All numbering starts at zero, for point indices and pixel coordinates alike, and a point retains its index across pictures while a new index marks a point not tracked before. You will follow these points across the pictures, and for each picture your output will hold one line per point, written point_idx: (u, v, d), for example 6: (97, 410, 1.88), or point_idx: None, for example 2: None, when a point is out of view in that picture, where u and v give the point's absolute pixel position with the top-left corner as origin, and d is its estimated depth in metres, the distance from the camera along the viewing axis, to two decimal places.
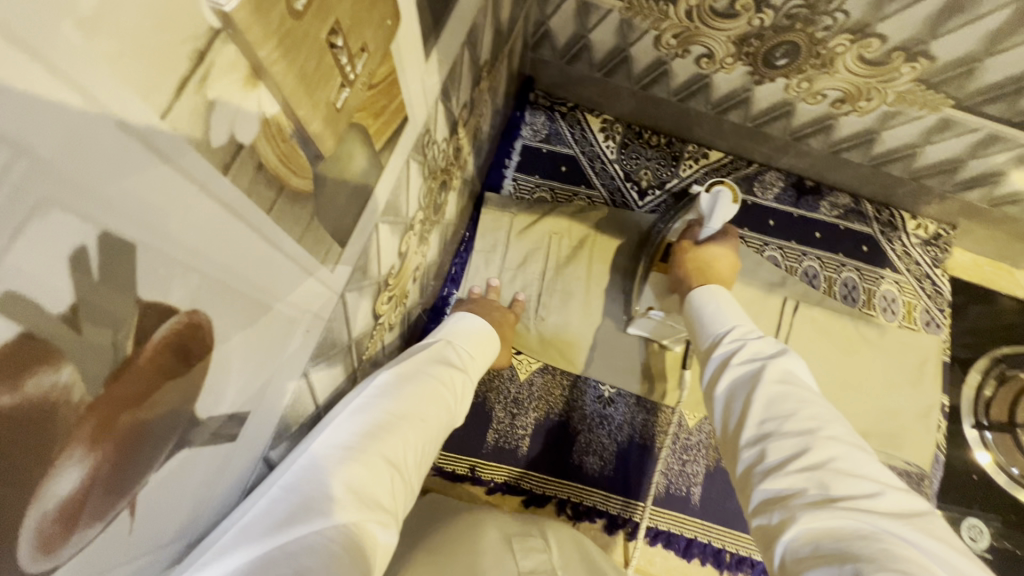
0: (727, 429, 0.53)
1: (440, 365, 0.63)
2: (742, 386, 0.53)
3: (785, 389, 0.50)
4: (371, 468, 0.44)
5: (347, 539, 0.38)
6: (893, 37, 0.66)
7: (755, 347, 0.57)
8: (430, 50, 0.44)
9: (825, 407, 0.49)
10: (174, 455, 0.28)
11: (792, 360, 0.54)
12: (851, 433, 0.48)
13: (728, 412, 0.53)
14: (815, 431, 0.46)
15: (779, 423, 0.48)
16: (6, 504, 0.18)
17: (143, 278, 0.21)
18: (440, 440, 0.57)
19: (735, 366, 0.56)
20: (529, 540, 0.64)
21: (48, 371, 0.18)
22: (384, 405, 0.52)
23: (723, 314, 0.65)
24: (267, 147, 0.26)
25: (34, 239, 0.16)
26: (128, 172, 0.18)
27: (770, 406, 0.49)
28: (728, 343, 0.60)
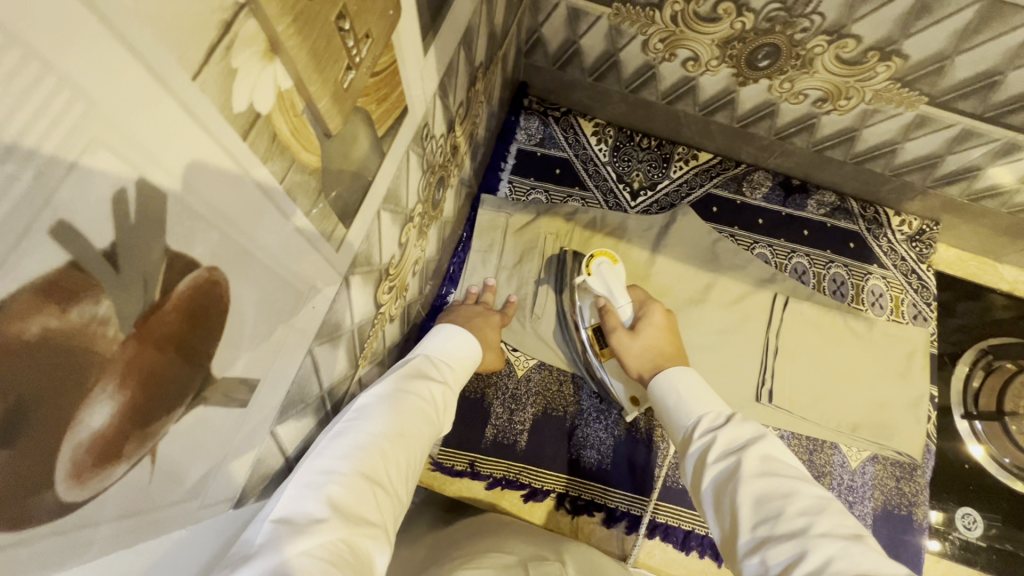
0: (726, 534, 0.53)
1: (423, 379, 0.64)
2: (726, 485, 0.54)
3: (767, 483, 0.51)
4: (354, 488, 0.47)
5: (338, 557, 0.41)
6: (868, 37, 0.70)
7: (728, 437, 0.58)
8: (428, 45, 0.47)
9: (812, 493, 0.50)
10: (190, 410, 0.30)
11: (768, 445, 0.55)
12: (843, 519, 0.48)
13: (723, 514, 0.54)
14: (806, 529, 0.47)
15: (772, 526, 0.49)
16: (48, 429, 0.20)
17: (172, 228, 0.23)
18: (427, 452, 0.59)
19: (713, 462, 0.57)
20: (546, 565, 0.63)
21: (89, 302, 0.20)
22: (365, 425, 0.53)
23: (685, 402, 0.66)
24: (281, 120, 0.28)
25: (82, 176, 0.18)
26: (163, 128, 0.21)
27: (758, 507, 0.51)
28: (701, 436, 0.61)
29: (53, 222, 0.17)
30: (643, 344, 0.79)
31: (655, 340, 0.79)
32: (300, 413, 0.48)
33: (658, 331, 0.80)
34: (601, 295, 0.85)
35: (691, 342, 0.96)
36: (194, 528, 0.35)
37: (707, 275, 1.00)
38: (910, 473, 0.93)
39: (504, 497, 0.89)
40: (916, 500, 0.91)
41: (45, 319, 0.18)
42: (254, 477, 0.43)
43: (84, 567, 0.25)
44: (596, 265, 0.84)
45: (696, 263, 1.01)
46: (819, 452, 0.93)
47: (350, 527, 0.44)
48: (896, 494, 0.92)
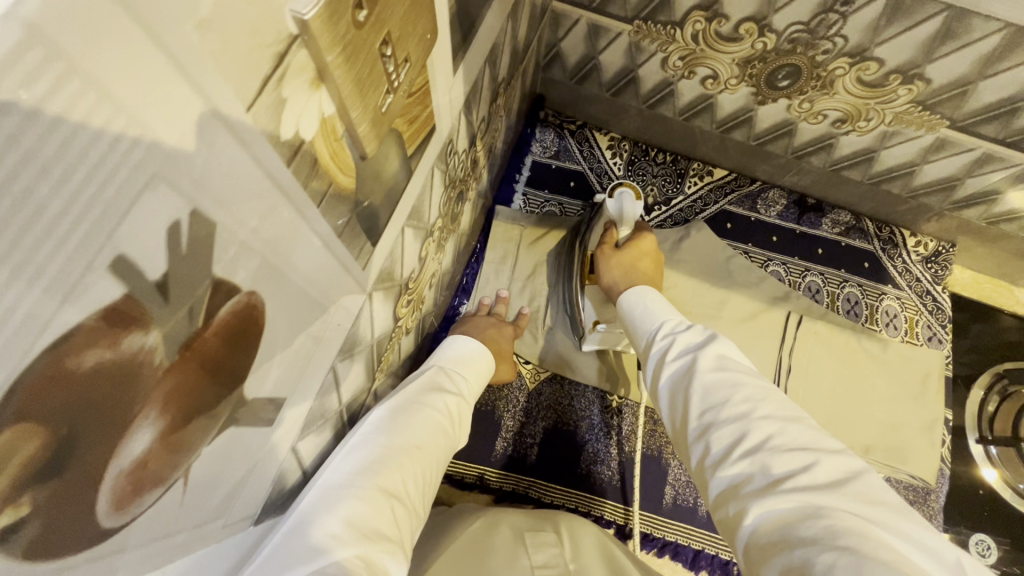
0: (676, 426, 0.52)
1: (438, 392, 0.64)
2: (680, 382, 0.52)
3: (717, 375, 0.49)
4: (372, 501, 0.46)
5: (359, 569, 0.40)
6: (890, 61, 0.70)
7: (684, 339, 0.56)
8: (458, 64, 0.47)
9: (759, 383, 0.49)
10: (223, 431, 0.30)
11: (722, 344, 0.52)
12: (786, 405, 0.47)
13: (673, 405, 0.52)
14: (749, 414, 0.46)
15: (716, 412, 0.47)
16: (93, 454, 0.20)
17: (218, 256, 0.23)
18: (443, 465, 0.58)
19: (669, 362, 0.55)
20: (540, 535, 0.66)
21: (139, 333, 0.20)
22: (380, 439, 0.53)
23: (652, 311, 0.65)
24: (323, 145, 0.28)
25: (142, 211, 0.18)
26: (217, 160, 0.21)
27: (706, 396, 0.49)
28: (660, 339, 0.59)
29: (113, 257, 0.17)
30: (629, 262, 0.76)
31: (639, 262, 0.76)
32: (320, 428, 0.48)
33: (648, 257, 0.77)
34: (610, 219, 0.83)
35: None
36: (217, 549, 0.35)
37: (720, 292, 1.00)
38: (925, 497, 0.91)
39: None
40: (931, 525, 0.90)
41: (98, 352, 0.18)
42: (274, 493, 0.43)
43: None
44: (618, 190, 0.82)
45: (710, 279, 1.00)
46: None
47: (369, 540, 0.43)
48: None
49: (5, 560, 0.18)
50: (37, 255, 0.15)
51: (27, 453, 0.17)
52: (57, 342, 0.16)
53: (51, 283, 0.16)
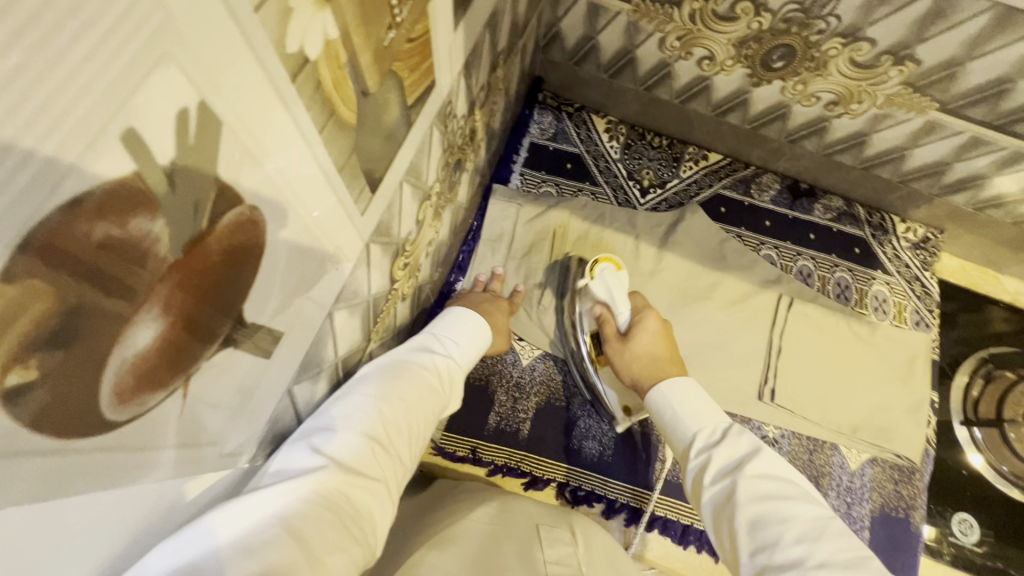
0: (727, 554, 0.55)
1: (431, 351, 0.65)
2: (724, 511, 0.55)
3: (763, 511, 0.52)
4: (354, 445, 0.48)
5: (334, 504, 0.43)
6: (882, 41, 0.71)
7: (723, 456, 0.58)
8: (458, 20, 0.48)
9: (808, 516, 0.51)
10: (223, 349, 0.30)
11: (763, 467, 0.56)
12: (840, 542, 0.49)
13: (722, 531, 0.55)
14: (804, 561, 0.48)
15: (769, 554, 0.50)
16: (99, 337, 0.21)
17: (222, 158, 0.24)
18: (432, 421, 0.59)
19: (710, 486, 0.57)
20: (555, 531, 0.67)
21: (146, 217, 0.21)
22: (371, 388, 0.53)
23: (683, 412, 0.66)
24: (326, 70, 0.29)
25: (153, 88, 0.19)
26: (226, 56, 0.21)
27: (754, 536, 0.51)
28: (697, 452, 0.61)
29: (124, 128, 0.18)
30: (642, 352, 0.79)
31: (652, 346, 0.79)
32: (314, 378, 0.48)
33: (655, 340, 0.80)
34: (602, 302, 0.86)
35: (694, 339, 0.97)
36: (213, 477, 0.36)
37: (714, 274, 1.01)
38: (909, 477, 0.92)
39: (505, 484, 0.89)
40: (913, 504, 0.91)
41: (106, 226, 0.19)
42: (269, 436, 0.43)
43: (112, 493, 0.26)
44: (599, 270, 0.85)
45: (703, 261, 1.02)
46: (819, 453, 0.93)
47: (347, 479, 0.45)
48: (892, 497, 0.91)
49: (13, 424, 0.18)
50: (56, 105, 0.16)
51: (36, 314, 0.18)
52: (70, 202, 0.17)
53: (67, 139, 0.16)
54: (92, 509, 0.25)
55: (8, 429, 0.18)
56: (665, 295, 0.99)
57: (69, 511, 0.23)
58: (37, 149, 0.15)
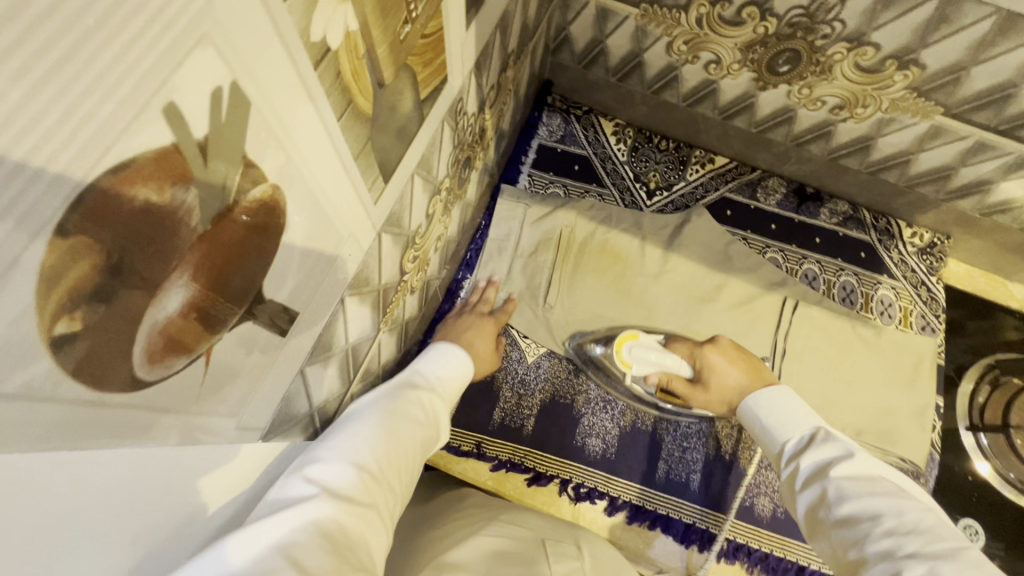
0: (827, 559, 0.54)
1: (415, 388, 0.65)
2: (816, 513, 0.55)
3: (851, 508, 0.52)
4: (345, 474, 0.46)
5: (334, 532, 0.41)
6: (886, 46, 0.72)
7: (813, 458, 0.59)
8: (470, 20, 0.50)
9: (906, 513, 0.49)
10: (242, 322, 0.32)
11: (856, 467, 0.55)
12: (943, 539, 0.46)
13: (822, 539, 0.55)
14: (895, 551, 0.46)
15: (861, 547, 0.49)
16: (136, 297, 0.22)
17: (250, 138, 0.25)
18: (421, 455, 0.58)
19: (802, 489, 0.58)
20: (561, 546, 0.68)
21: (181, 187, 0.22)
22: (355, 427, 0.53)
23: (774, 426, 0.67)
24: (346, 59, 0.31)
25: (192, 66, 0.20)
26: (257, 42, 0.23)
27: (845, 531, 0.51)
28: (789, 461, 0.62)
29: (165, 102, 0.20)
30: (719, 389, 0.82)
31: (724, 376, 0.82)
32: (325, 362, 0.50)
33: (724, 369, 0.83)
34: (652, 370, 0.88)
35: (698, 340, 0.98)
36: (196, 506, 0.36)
37: (719, 277, 1.02)
38: (914, 479, 0.92)
39: (508, 480, 0.90)
40: None
41: (146, 192, 0.21)
42: (281, 414, 0.45)
43: (130, 452, 0.27)
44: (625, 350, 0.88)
45: (708, 263, 1.03)
46: None
47: (346, 507, 0.44)
48: None
49: (56, 369, 0.20)
50: (109, 76, 0.17)
51: (83, 269, 0.19)
52: (116, 167, 0.19)
53: (116, 108, 0.18)
54: (111, 464, 0.26)
55: (52, 374, 0.20)
56: (670, 296, 1.00)
57: (87, 464, 0.25)
58: (92, 115, 0.17)
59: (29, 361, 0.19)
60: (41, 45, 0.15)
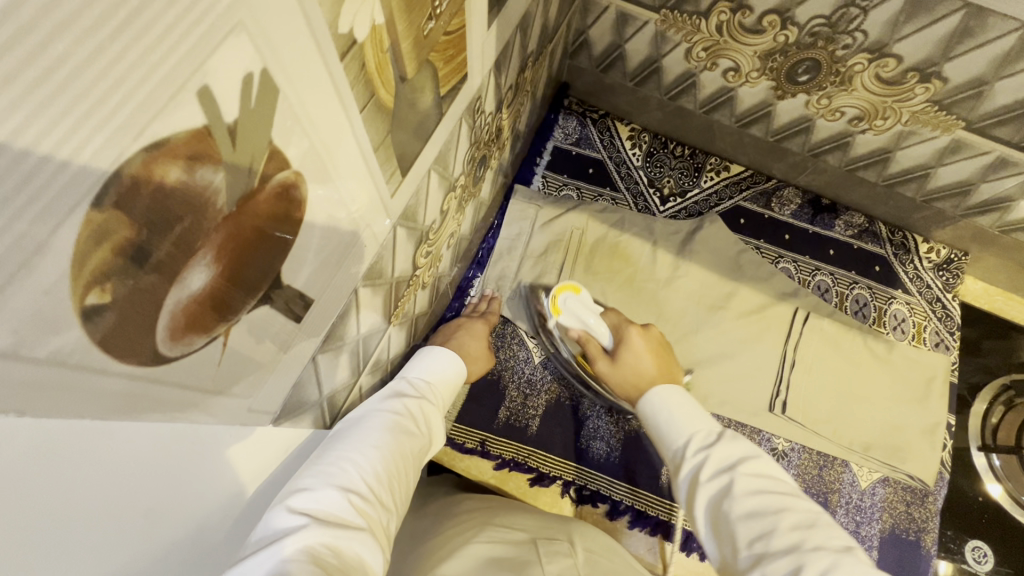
0: (721, 554, 0.54)
1: (397, 398, 0.64)
2: (720, 506, 0.55)
3: (757, 502, 0.53)
4: (325, 501, 0.46)
5: (324, 559, 0.42)
6: (908, 58, 0.72)
7: (719, 454, 0.59)
8: (492, 19, 0.50)
9: (802, 508, 0.52)
10: (259, 305, 0.33)
11: (757, 463, 0.57)
12: (833, 533, 0.50)
13: (719, 532, 0.55)
14: (802, 546, 0.48)
15: (766, 541, 0.50)
16: (162, 273, 0.23)
17: (276, 126, 0.26)
18: (411, 465, 0.58)
19: (705, 483, 0.57)
20: (554, 545, 0.69)
21: (210, 168, 0.23)
22: (332, 449, 0.53)
23: (675, 419, 0.66)
24: (371, 52, 0.31)
25: (227, 52, 0.21)
26: (288, 31, 0.24)
27: (750, 526, 0.52)
28: (692, 456, 0.61)
29: (201, 85, 0.21)
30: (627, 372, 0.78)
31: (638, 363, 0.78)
32: (337, 349, 0.50)
33: (643, 355, 0.78)
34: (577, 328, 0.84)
35: (705, 346, 0.98)
36: (201, 516, 0.36)
37: (730, 285, 1.01)
38: (922, 499, 0.91)
39: (511, 480, 0.90)
40: (925, 527, 0.90)
41: (178, 172, 0.21)
42: (292, 401, 0.46)
43: (146, 426, 0.28)
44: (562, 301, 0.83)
45: (720, 270, 1.02)
46: (830, 468, 0.92)
47: (333, 531, 0.44)
48: (907, 520, 0.90)
49: (85, 339, 0.21)
50: (150, 57, 0.18)
51: (116, 242, 0.20)
52: (152, 145, 0.20)
53: (155, 90, 0.19)
54: (126, 433, 0.27)
55: (81, 344, 0.21)
56: (680, 303, 1.00)
57: (105, 433, 0.25)
58: (132, 93, 0.18)
59: (61, 329, 0.20)
60: (89, 24, 0.16)
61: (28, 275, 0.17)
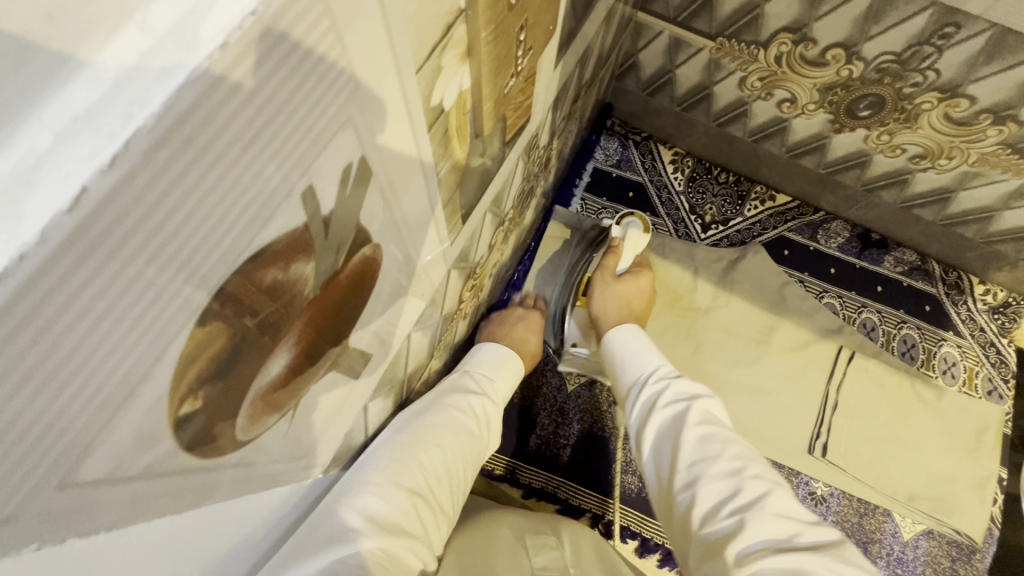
0: (662, 478, 0.56)
1: (463, 392, 0.64)
2: (671, 430, 0.57)
3: (707, 430, 0.54)
4: (390, 500, 0.49)
5: (375, 563, 0.44)
6: (983, 99, 0.68)
7: (679, 386, 0.60)
8: (559, 59, 0.49)
9: (744, 442, 0.54)
10: (326, 373, 0.32)
11: (711, 403, 0.58)
12: (769, 468, 0.52)
13: (663, 455, 0.56)
14: (742, 472, 0.50)
15: (706, 465, 0.51)
16: (245, 371, 0.22)
17: (365, 205, 0.25)
18: (468, 467, 0.59)
19: (659, 409, 0.59)
20: (541, 537, 0.68)
21: (303, 262, 0.22)
22: (399, 439, 0.53)
23: (644, 353, 0.68)
24: (454, 119, 0.30)
25: (331, 149, 0.20)
26: (388, 114, 0.23)
27: (697, 448, 0.53)
28: (654, 383, 0.62)
29: (305, 188, 0.20)
30: (620, 296, 0.83)
31: (632, 298, 0.84)
32: (385, 392, 0.50)
33: (639, 293, 0.85)
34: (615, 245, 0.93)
35: (742, 381, 0.95)
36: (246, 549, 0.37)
37: (771, 318, 0.99)
38: (968, 556, 0.87)
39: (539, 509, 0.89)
40: None
41: (275, 272, 0.20)
42: (342, 448, 0.45)
43: (221, 509, 0.28)
44: (626, 219, 0.94)
45: (761, 303, 0.99)
46: (870, 516, 0.89)
47: (391, 534, 0.47)
48: None
49: (174, 446, 0.20)
50: (263, 173, 0.17)
51: (213, 351, 0.19)
52: (252, 257, 0.19)
53: (263, 204, 0.18)
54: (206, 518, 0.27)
55: (171, 453, 0.20)
56: (718, 335, 0.98)
57: (188, 524, 0.25)
58: (245, 212, 0.17)
59: (153, 444, 0.19)
60: (214, 156, 0.15)
61: (131, 405, 0.17)
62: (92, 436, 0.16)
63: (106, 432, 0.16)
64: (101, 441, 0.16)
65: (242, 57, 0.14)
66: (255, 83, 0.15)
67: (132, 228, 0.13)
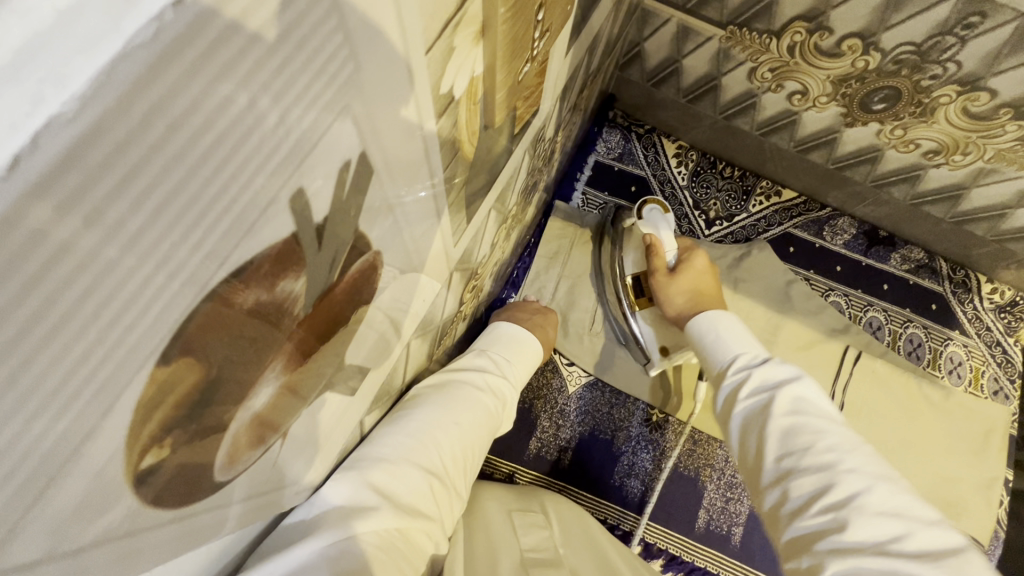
0: (746, 465, 0.53)
1: (478, 372, 0.62)
2: (756, 420, 0.52)
3: (796, 421, 0.49)
4: (409, 478, 0.46)
5: (393, 543, 0.42)
6: (1005, 93, 0.66)
7: (763, 373, 0.54)
8: (570, 46, 0.45)
9: (841, 432, 0.48)
10: (319, 395, 0.28)
11: (803, 386, 0.52)
12: (871, 459, 0.46)
13: (748, 447, 0.52)
14: (835, 465, 0.45)
15: (796, 459, 0.47)
16: (223, 406, 0.19)
17: (364, 209, 0.22)
18: (485, 448, 0.57)
19: (743, 397, 0.54)
20: (529, 514, 0.64)
21: (291, 279, 0.19)
22: (418, 413, 0.50)
23: (726, 337, 0.62)
24: (464, 111, 0.27)
25: (325, 146, 0.16)
26: (392, 103, 0.19)
27: (786, 440, 0.49)
28: (734, 372, 0.57)
29: (293, 192, 0.16)
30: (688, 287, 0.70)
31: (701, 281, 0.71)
32: (381, 403, 0.46)
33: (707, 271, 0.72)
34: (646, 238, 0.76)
35: None
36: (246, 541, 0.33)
37: (776, 317, 0.96)
38: None
39: None
40: None
41: (259, 293, 0.17)
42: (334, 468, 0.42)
43: (195, 553, 0.24)
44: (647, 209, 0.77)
45: (766, 302, 0.97)
46: None
47: (407, 515, 0.44)
48: None
49: (135, 505, 0.17)
50: (240, 177, 0.14)
51: (183, 391, 0.16)
52: (229, 277, 0.15)
53: (242, 213, 0.14)
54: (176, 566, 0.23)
55: (131, 512, 0.17)
56: None
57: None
58: (216, 225, 0.14)
59: (108, 506, 0.15)
60: (171, 157, 0.11)
61: (70, 469, 0.13)
62: (19, 516, 0.12)
63: (37, 509, 0.13)
64: (29, 520, 0.13)
65: (205, 23, 0.10)
66: (224, 60, 0.11)
67: (52, 259, 0.10)
